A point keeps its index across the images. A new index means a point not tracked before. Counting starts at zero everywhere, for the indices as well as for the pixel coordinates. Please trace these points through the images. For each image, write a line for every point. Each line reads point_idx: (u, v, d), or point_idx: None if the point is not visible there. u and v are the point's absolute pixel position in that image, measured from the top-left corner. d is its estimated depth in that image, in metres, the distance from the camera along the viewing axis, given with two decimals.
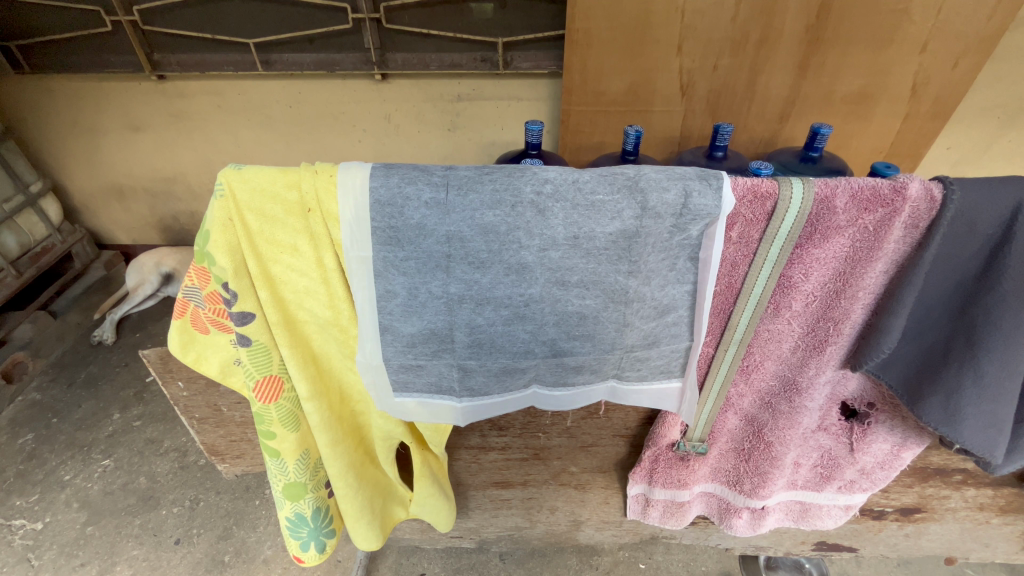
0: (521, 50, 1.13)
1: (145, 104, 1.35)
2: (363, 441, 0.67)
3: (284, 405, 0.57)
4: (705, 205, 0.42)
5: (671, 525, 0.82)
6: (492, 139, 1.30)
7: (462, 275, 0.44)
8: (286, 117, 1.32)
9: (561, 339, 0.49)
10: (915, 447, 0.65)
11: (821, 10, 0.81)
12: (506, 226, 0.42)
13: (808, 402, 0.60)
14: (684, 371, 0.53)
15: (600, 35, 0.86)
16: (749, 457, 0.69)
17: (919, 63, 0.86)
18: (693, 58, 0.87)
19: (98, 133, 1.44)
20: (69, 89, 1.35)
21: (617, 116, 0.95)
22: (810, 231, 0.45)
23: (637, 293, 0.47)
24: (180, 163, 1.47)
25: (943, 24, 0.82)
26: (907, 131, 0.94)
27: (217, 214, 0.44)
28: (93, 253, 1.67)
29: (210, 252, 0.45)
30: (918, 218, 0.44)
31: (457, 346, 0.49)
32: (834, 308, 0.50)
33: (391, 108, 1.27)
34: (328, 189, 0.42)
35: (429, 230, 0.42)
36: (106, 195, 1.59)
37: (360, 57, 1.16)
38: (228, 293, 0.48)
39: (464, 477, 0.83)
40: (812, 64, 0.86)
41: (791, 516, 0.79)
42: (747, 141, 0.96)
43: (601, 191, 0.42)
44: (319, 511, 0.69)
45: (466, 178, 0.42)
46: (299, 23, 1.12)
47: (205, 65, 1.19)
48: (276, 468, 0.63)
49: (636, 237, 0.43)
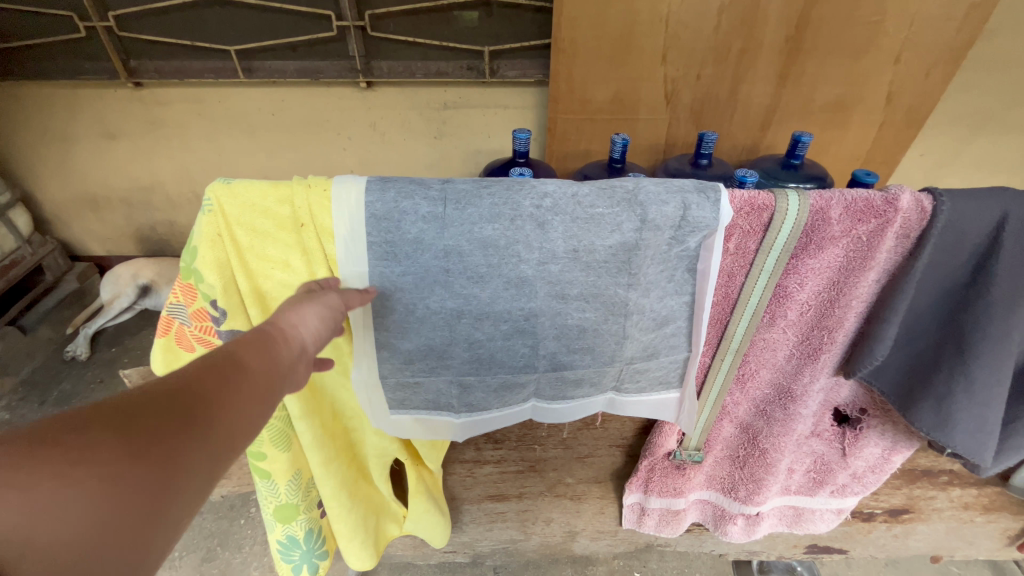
0: (507, 59, 1.13)
1: (120, 112, 1.31)
2: (355, 459, 0.65)
3: (276, 424, 0.55)
4: (703, 218, 0.42)
5: (666, 533, 0.82)
6: (479, 147, 1.29)
7: (460, 289, 0.43)
8: (268, 125, 1.29)
9: (560, 352, 0.49)
10: (906, 451, 0.66)
11: (799, 21, 0.83)
12: (505, 240, 0.42)
13: (802, 410, 0.60)
14: (682, 382, 0.54)
15: (587, 44, 0.87)
16: (744, 464, 0.69)
17: (893, 73, 0.88)
18: (677, 67, 0.88)
19: (70, 142, 1.39)
20: (38, 95, 1.31)
21: (602, 125, 0.95)
22: (805, 242, 0.46)
23: (637, 305, 0.47)
24: (157, 172, 1.43)
25: (915, 36, 0.84)
26: (882, 139, 0.96)
27: (205, 230, 0.43)
28: (66, 264, 1.61)
29: (198, 269, 0.44)
30: (909, 229, 0.45)
31: (455, 362, 0.48)
32: (829, 317, 0.51)
33: (376, 115, 1.25)
34: (322, 203, 0.41)
35: (426, 244, 0.41)
36: (78, 205, 1.53)
37: (345, 65, 1.15)
38: (218, 312, 0.46)
39: (458, 491, 0.82)
40: (792, 74, 0.88)
41: (785, 520, 0.80)
42: (729, 148, 0.97)
43: (601, 204, 0.42)
44: (312, 533, 0.67)
45: (464, 192, 0.41)
46: (282, 31, 1.11)
47: (184, 72, 1.16)
48: (266, 490, 0.60)
49: (635, 249, 0.43)
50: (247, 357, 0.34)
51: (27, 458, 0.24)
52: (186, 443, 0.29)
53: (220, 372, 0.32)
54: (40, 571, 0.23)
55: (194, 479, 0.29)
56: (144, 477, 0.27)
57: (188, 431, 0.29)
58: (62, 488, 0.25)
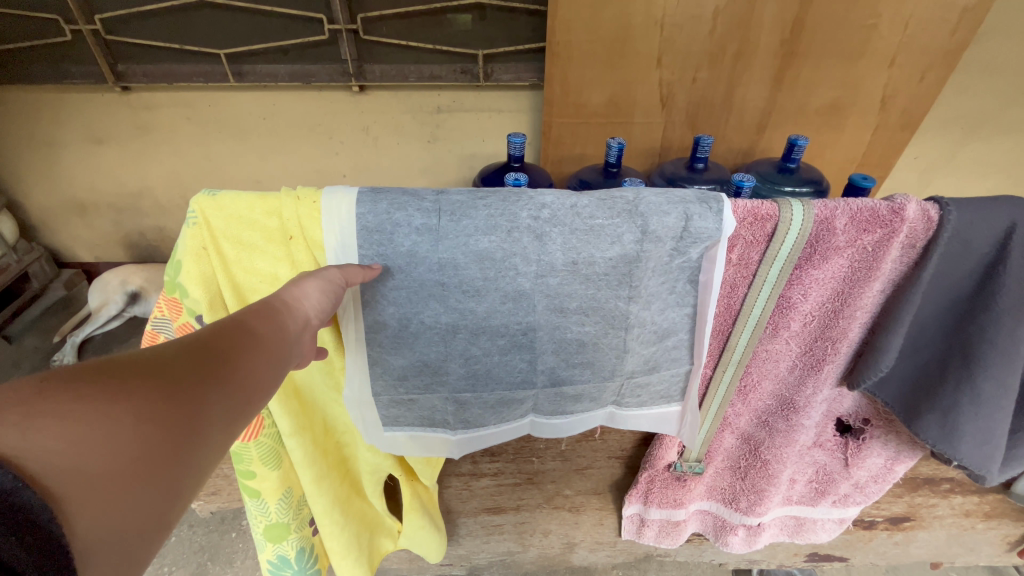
0: (502, 62, 1.12)
1: (107, 116, 1.29)
2: (348, 475, 0.63)
3: (265, 442, 0.53)
4: (706, 228, 0.41)
5: (666, 544, 0.80)
6: (473, 151, 1.28)
7: (456, 304, 0.42)
8: (259, 129, 1.27)
9: (559, 367, 0.47)
10: (909, 461, 0.65)
11: (795, 25, 0.83)
12: (502, 252, 0.40)
13: (805, 421, 0.59)
14: (684, 395, 0.52)
15: (581, 47, 0.85)
16: (745, 475, 0.68)
17: (888, 76, 0.88)
18: (672, 71, 0.87)
19: (55, 147, 1.36)
20: (22, 100, 1.28)
21: (597, 129, 0.94)
22: (809, 252, 0.45)
23: (638, 318, 0.45)
24: (145, 177, 1.40)
25: (909, 39, 0.84)
26: (878, 142, 0.96)
27: (189, 244, 0.41)
28: (53, 272, 1.59)
29: (183, 284, 0.42)
30: (915, 239, 0.44)
31: (451, 378, 0.47)
32: (833, 328, 0.50)
33: (369, 119, 1.24)
34: (311, 216, 0.39)
35: (420, 258, 0.40)
36: (64, 212, 1.50)
37: (337, 69, 1.12)
38: (204, 327, 0.45)
39: (453, 504, 0.80)
40: (787, 77, 0.88)
41: (786, 530, 0.79)
42: (725, 151, 0.96)
43: (600, 215, 0.40)
44: (304, 552, 0.65)
45: (459, 203, 0.39)
46: (272, 34, 1.10)
47: (173, 76, 1.13)
48: (256, 509, 0.58)
49: (636, 261, 0.42)
50: (260, 323, 0.34)
51: (65, 393, 0.25)
52: (206, 393, 0.30)
53: (234, 335, 0.33)
54: (86, 495, 0.24)
55: (217, 425, 0.30)
56: (170, 419, 0.27)
57: (207, 382, 0.30)
58: (100, 422, 0.25)
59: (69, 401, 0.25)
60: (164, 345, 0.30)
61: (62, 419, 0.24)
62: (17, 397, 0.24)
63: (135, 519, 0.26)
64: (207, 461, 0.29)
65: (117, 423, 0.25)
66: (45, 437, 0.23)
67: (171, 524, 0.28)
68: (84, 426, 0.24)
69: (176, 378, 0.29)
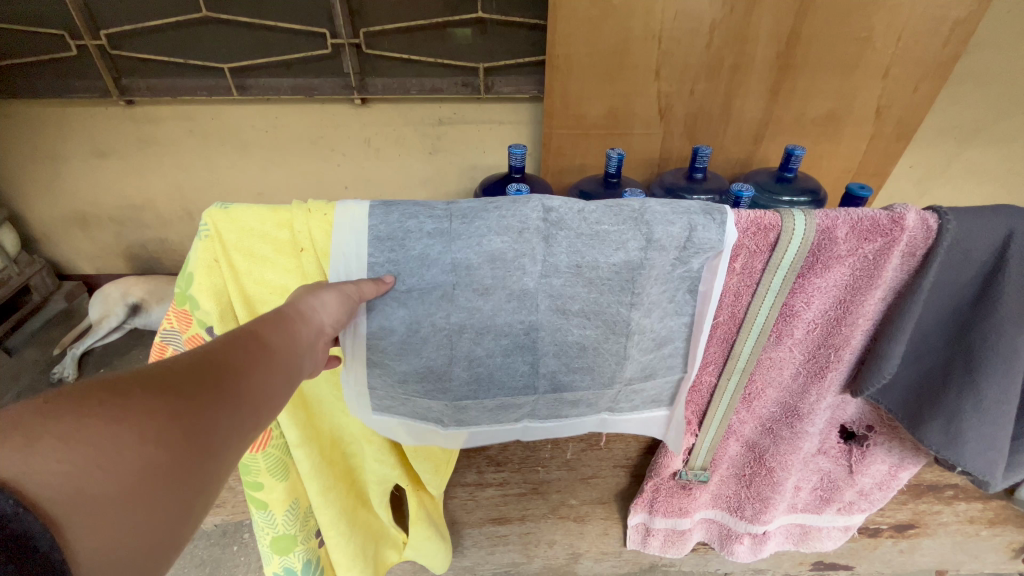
0: (503, 75, 1.14)
1: (111, 130, 1.30)
2: (354, 486, 0.63)
3: (273, 453, 0.53)
4: (708, 238, 0.42)
5: (672, 554, 0.80)
6: (474, 162, 1.29)
7: (464, 301, 0.42)
8: (261, 142, 1.29)
9: (561, 372, 0.48)
10: (912, 467, 0.65)
11: (790, 38, 0.84)
12: (512, 253, 0.41)
13: (809, 427, 0.59)
14: (672, 401, 0.53)
15: (581, 61, 0.87)
16: (749, 483, 0.68)
17: (882, 87, 0.90)
18: (671, 83, 0.89)
19: (59, 160, 1.37)
20: (26, 114, 1.29)
21: (597, 140, 0.96)
22: (811, 260, 0.45)
23: (638, 325, 0.46)
24: (148, 190, 1.41)
25: (902, 51, 0.86)
26: (873, 152, 0.97)
27: (201, 256, 0.41)
28: (54, 284, 1.59)
29: (194, 296, 0.43)
30: (915, 247, 0.45)
31: (455, 383, 0.47)
32: (835, 334, 0.51)
33: (370, 132, 1.25)
34: (322, 228, 0.40)
35: (431, 259, 0.40)
36: (66, 224, 1.51)
37: (339, 82, 1.14)
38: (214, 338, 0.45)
39: (459, 514, 0.80)
40: (783, 89, 0.89)
41: (792, 539, 0.78)
42: (724, 162, 0.98)
43: (606, 220, 0.41)
44: (310, 563, 0.65)
45: (469, 209, 0.40)
46: (275, 48, 1.11)
47: (174, 90, 1.14)
48: (263, 521, 0.58)
49: (639, 268, 0.42)
50: (268, 333, 0.35)
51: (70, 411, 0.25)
52: (216, 409, 0.30)
53: (241, 347, 0.33)
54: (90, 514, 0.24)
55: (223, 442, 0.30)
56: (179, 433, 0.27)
57: (214, 394, 0.30)
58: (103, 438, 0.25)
59: (75, 418, 0.25)
60: (172, 357, 0.31)
61: (65, 439, 0.24)
62: (23, 415, 0.24)
63: (144, 536, 0.26)
64: (214, 475, 0.29)
65: (120, 438, 0.25)
66: (49, 456, 0.24)
67: (179, 543, 0.28)
68: (90, 445, 0.25)
69: (187, 395, 0.29)
